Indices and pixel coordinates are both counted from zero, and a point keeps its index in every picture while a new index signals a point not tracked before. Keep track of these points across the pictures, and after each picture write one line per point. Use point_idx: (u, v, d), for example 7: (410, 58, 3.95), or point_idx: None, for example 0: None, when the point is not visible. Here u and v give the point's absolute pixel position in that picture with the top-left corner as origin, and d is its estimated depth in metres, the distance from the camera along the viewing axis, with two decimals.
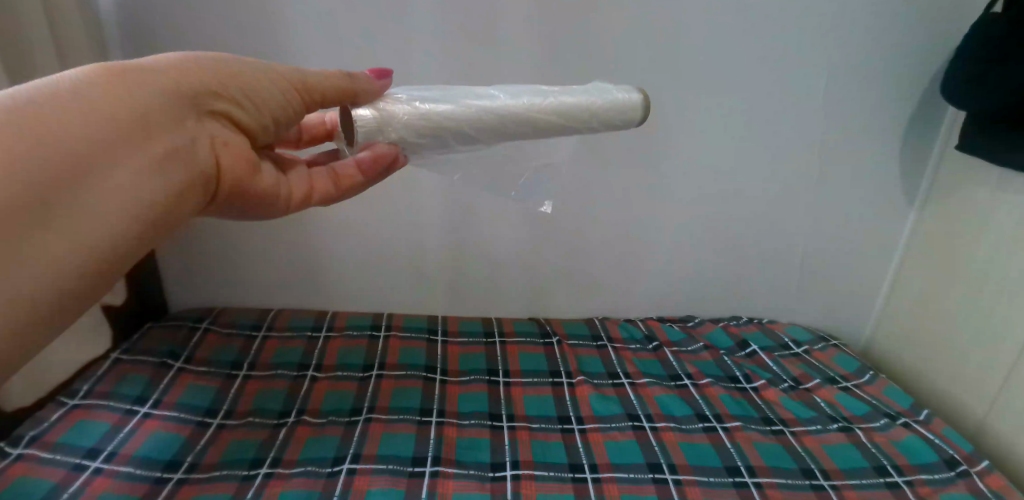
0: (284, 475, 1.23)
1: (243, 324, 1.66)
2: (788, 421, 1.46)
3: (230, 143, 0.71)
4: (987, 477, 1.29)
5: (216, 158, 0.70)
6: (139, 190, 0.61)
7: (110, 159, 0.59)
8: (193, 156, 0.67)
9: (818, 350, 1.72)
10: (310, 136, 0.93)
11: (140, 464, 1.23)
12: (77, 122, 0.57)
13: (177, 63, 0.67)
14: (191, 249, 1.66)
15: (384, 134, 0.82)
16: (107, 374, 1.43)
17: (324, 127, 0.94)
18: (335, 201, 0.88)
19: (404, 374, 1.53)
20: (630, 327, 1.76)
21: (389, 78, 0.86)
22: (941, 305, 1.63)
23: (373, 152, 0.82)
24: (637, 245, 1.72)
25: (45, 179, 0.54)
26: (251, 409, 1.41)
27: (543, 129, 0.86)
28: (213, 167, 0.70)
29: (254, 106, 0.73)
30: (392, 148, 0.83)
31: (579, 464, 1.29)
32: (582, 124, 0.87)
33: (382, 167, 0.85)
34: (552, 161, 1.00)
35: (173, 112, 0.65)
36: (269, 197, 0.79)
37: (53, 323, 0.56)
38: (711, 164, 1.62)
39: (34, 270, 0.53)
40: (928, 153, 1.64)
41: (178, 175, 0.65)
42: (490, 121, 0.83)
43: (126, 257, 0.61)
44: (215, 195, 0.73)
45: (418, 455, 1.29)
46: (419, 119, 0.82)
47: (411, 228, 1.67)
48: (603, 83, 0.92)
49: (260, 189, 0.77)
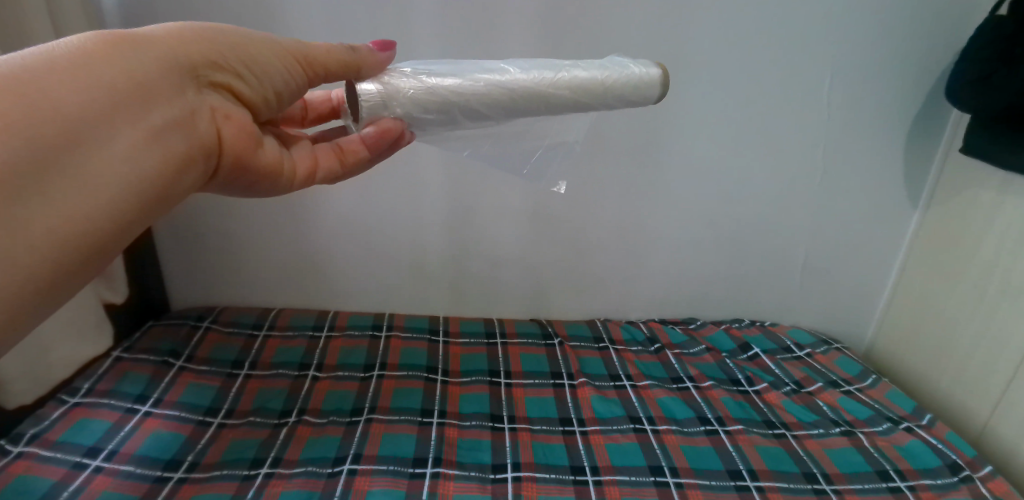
0: (285, 475, 1.23)
1: (245, 323, 1.66)
2: (790, 425, 1.46)
3: (231, 116, 0.71)
4: (990, 482, 1.28)
5: (218, 131, 0.70)
6: (139, 159, 0.60)
7: (108, 127, 0.59)
8: (192, 129, 0.66)
9: (820, 354, 1.72)
10: (316, 115, 0.95)
11: (140, 463, 1.22)
12: (74, 88, 0.57)
13: (176, 32, 0.67)
14: (193, 247, 1.66)
15: (389, 109, 0.80)
16: (108, 372, 1.43)
17: (330, 104, 0.95)
18: (339, 178, 0.88)
19: (405, 374, 1.53)
20: (631, 328, 1.76)
21: (393, 50, 0.83)
22: (944, 309, 1.62)
23: (378, 127, 0.81)
24: (639, 247, 1.72)
25: (43, 145, 0.54)
26: (252, 408, 1.41)
27: (555, 103, 0.85)
28: (215, 139, 0.70)
29: (257, 79, 0.72)
30: (397, 123, 0.81)
31: (580, 466, 1.29)
32: (596, 99, 0.86)
33: (389, 143, 0.83)
34: (566, 139, 0.99)
35: (171, 83, 0.64)
36: (272, 172, 0.79)
37: (53, 290, 0.56)
38: (714, 166, 1.62)
39: (34, 235, 0.54)
40: (932, 156, 1.63)
41: (178, 146, 0.65)
42: (500, 96, 0.82)
43: (127, 227, 0.61)
44: (217, 169, 0.73)
45: (419, 456, 1.28)
46: (424, 93, 0.81)
47: (412, 227, 1.67)
48: (622, 57, 0.92)
49: (262, 164, 0.77)
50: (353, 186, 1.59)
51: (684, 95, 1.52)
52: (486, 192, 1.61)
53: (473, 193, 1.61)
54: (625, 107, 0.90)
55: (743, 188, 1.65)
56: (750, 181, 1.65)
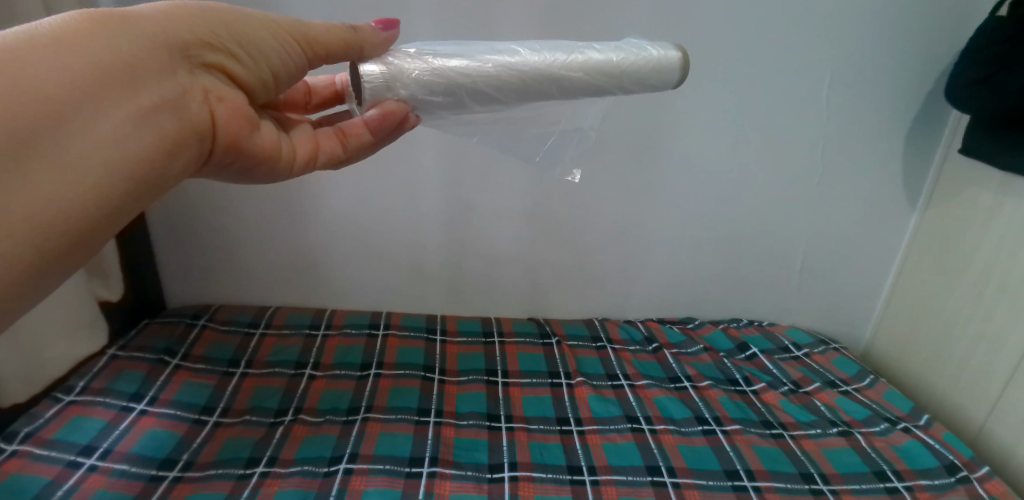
0: (281, 474, 1.22)
1: (241, 322, 1.65)
2: (787, 425, 1.45)
3: (224, 98, 0.70)
4: (987, 483, 1.28)
5: (210, 113, 0.69)
6: (126, 141, 0.60)
7: (93, 108, 0.58)
8: (183, 111, 0.66)
9: (818, 354, 1.71)
10: (319, 99, 0.93)
11: (135, 462, 1.22)
12: (58, 67, 0.56)
13: (166, 11, 0.65)
14: (188, 244, 1.66)
15: (392, 91, 0.79)
16: (104, 370, 1.42)
17: (333, 88, 0.94)
18: (341, 162, 0.88)
19: (401, 373, 1.52)
20: (629, 328, 1.75)
21: (396, 28, 0.82)
22: (942, 310, 1.62)
23: (381, 109, 0.80)
24: (637, 247, 1.72)
25: (23, 125, 0.53)
26: (248, 407, 1.40)
27: (568, 86, 0.83)
28: (207, 122, 0.69)
29: (251, 58, 0.71)
30: (401, 105, 0.80)
31: (577, 466, 1.28)
32: (612, 82, 0.84)
33: (393, 124, 0.82)
34: (579, 126, 0.99)
35: (161, 64, 0.64)
36: (269, 156, 0.79)
37: (38, 273, 0.56)
38: (712, 165, 1.61)
39: (14, 217, 0.53)
40: (931, 156, 1.63)
41: (168, 128, 0.64)
42: (510, 78, 0.80)
43: (116, 210, 0.61)
44: (211, 153, 0.73)
45: (415, 456, 1.28)
46: (429, 74, 0.79)
47: (410, 226, 1.66)
48: (639, 40, 0.89)
49: (259, 147, 0.77)
50: (351, 184, 1.59)
51: (682, 95, 1.51)
52: (484, 191, 1.61)
53: (471, 192, 1.61)
54: (644, 92, 0.87)
55: (742, 188, 1.65)
56: (749, 182, 1.64)
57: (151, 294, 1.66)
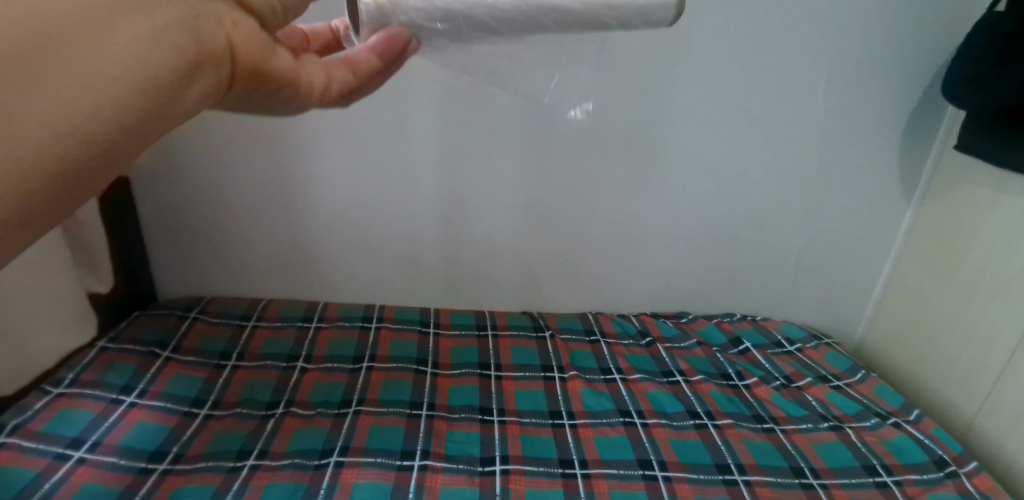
0: (271, 467, 1.22)
1: (232, 314, 1.64)
2: (779, 420, 1.46)
3: (240, 22, 0.52)
4: (976, 478, 1.29)
5: (227, 39, 0.51)
6: (128, 71, 0.44)
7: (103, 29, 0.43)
8: (197, 35, 0.48)
9: (811, 349, 1.71)
10: (320, 44, 0.79)
11: (124, 454, 1.21)
12: None
13: None
14: (180, 236, 1.64)
15: (395, 16, 0.70)
16: (93, 362, 1.41)
17: (334, 34, 0.80)
18: (341, 99, 0.70)
19: (394, 366, 1.52)
20: (623, 322, 1.75)
21: None
22: (934, 306, 1.63)
23: (386, 34, 0.69)
24: (632, 241, 1.71)
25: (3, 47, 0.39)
26: (239, 399, 1.39)
27: (571, 21, 0.73)
28: (223, 49, 0.51)
29: None
30: (404, 32, 0.71)
31: (569, 460, 1.29)
32: (615, 14, 0.74)
33: (398, 54, 0.72)
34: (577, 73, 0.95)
35: None
36: (291, 82, 0.59)
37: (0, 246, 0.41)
38: (707, 160, 1.61)
39: None
40: (927, 152, 1.64)
41: (163, 50, 0.46)
42: (517, 5, 0.70)
43: (82, 160, 0.43)
44: (230, 85, 0.54)
45: (407, 449, 1.28)
46: (429, 0, 0.69)
47: (404, 218, 1.65)
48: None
49: (282, 70, 0.57)
50: (345, 176, 1.58)
51: (678, 89, 1.51)
52: (479, 184, 1.61)
53: (466, 185, 1.61)
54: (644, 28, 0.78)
55: (737, 183, 1.65)
56: (744, 177, 1.64)
57: (142, 286, 1.65)
